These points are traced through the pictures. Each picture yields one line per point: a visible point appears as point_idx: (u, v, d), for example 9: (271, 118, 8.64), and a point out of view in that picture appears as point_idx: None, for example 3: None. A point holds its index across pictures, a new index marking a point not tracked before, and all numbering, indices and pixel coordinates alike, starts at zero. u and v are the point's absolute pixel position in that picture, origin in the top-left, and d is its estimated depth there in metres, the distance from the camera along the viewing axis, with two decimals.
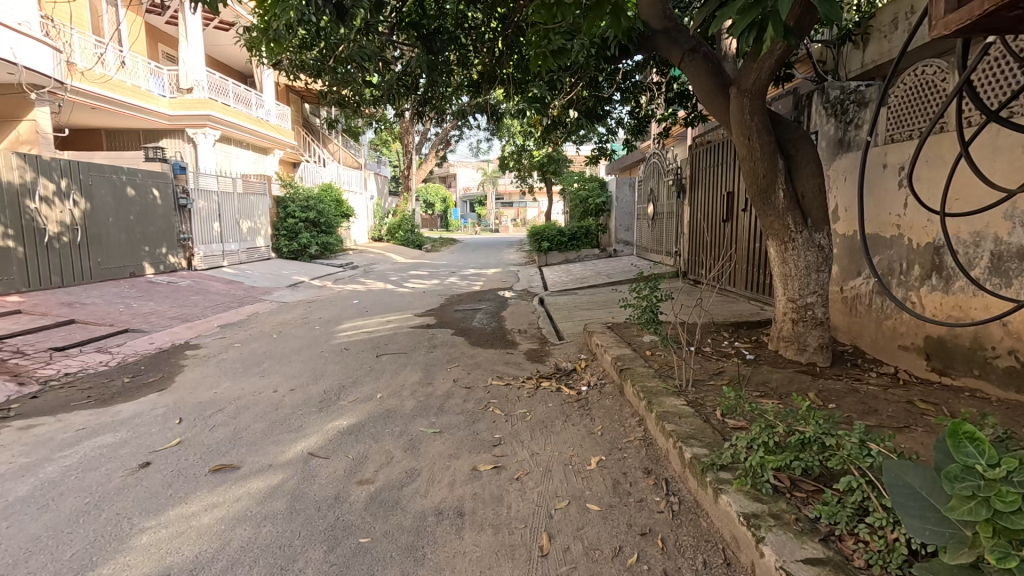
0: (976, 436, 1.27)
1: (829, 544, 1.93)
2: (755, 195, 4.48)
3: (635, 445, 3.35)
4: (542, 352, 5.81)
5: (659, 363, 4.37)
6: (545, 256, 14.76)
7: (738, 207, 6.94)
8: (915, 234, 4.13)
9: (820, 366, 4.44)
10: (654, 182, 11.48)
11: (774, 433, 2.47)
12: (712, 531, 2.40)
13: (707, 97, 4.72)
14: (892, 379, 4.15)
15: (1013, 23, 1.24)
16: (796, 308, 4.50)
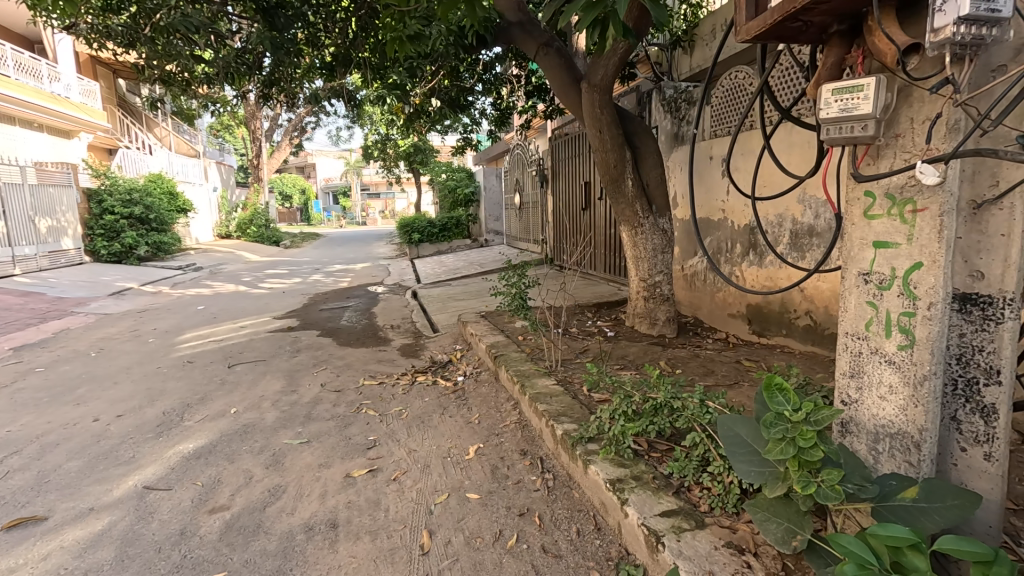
0: (784, 387, 1.42)
1: (681, 496, 2.17)
2: (607, 184, 4.83)
3: (511, 428, 3.44)
4: (416, 346, 5.69)
5: (531, 347, 4.52)
6: (417, 248, 14.47)
7: (595, 196, 7.45)
8: (735, 217, 4.80)
9: (668, 337, 4.96)
10: (519, 172, 11.85)
11: (632, 402, 2.69)
12: (584, 500, 2.55)
13: (562, 91, 4.95)
14: (724, 343, 4.80)
15: (796, 34, 1.44)
16: (647, 287, 4.96)
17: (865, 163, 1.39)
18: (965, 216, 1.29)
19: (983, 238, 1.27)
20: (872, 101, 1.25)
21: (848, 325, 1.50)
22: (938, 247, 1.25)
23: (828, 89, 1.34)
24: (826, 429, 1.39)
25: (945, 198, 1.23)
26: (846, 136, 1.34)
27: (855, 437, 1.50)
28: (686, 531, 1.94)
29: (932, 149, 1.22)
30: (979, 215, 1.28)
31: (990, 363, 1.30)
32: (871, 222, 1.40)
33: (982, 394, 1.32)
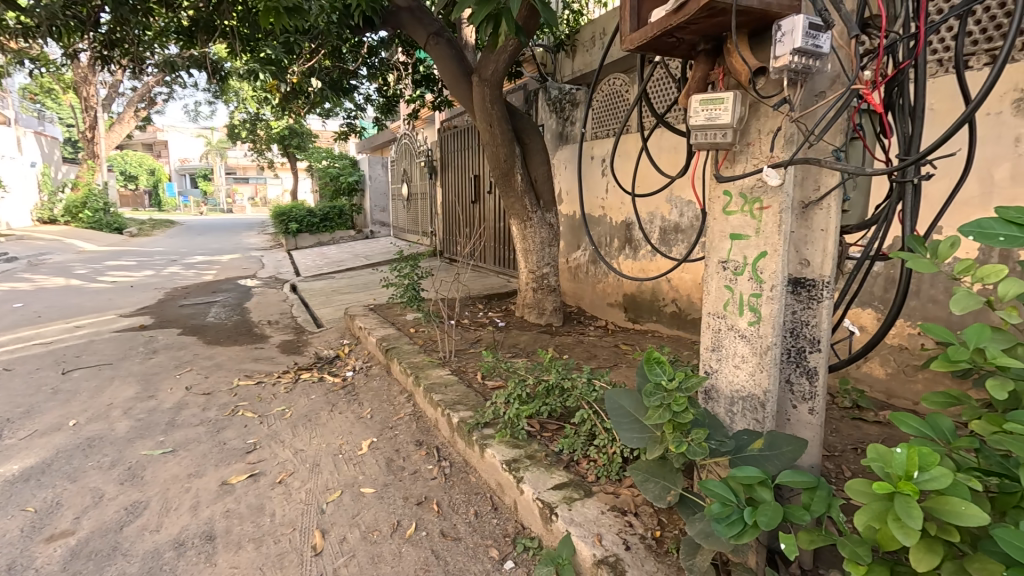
0: (661, 360, 1.60)
1: (570, 469, 2.34)
2: (498, 177, 4.96)
3: (405, 420, 3.40)
4: (298, 342, 5.34)
5: (424, 339, 4.48)
6: (294, 239, 13.47)
7: (484, 190, 7.57)
8: (614, 214, 5.21)
9: (555, 326, 5.23)
10: (406, 163, 11.58)
11: (525, 385, 2.82)
12: (480, 483, 2.62)
13: (453, 83, 4.95)
14: (604, 330, 5.20)
15: (669, 48, 1.60)
16: (535, 278, 5.17)
17: (724, 166, 1.61)
18: (797, 213, 1.57)
19: (809, 232, 1.56)
20: (730, 113, 1.46)
21: (711, 307, 1.74)
22: (778, 238, 1.50)
23: (696, 100, 1.53)
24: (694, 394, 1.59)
25: (783, 198, 1.48)
26: (709, 141, 1.54)
27: (716, 402, 1.75)
28: (577, 500, 2.10)
29: (774, 157, 1.46)
30: (807, 213, 1.56)
31: (814, 334, 1.59)
32: (729, 217, 1.63)
33: (807, 360, 1.62)
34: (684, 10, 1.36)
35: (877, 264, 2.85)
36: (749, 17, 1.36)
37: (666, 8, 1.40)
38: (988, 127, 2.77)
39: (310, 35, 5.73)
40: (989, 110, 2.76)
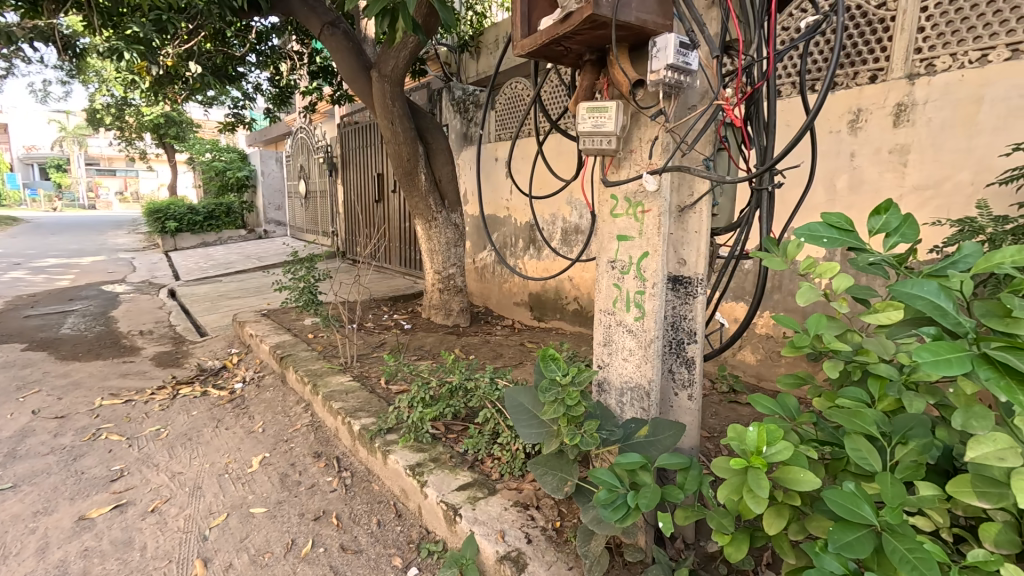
0: (555, 356, 1.63)
1: (475, 469, 2.35)
2: (401, 176, 4.84)
3: (302, 432, 3.20)
4: (177, 354, 4.81)
5: (323, 345, 4.25)
6: (173, 239, 12.12)
7: (388, 189, 7.35)
8: (518, 215, 5.31)
9: (462, 326, 5.22)
10: (303, 158, 10.92)
11: (429, 387, 2.78)
12: (383, 490, 2.54)
13: (350, 77, 4.75)
14: (511, 329, 5.29)
15: (558, 56, 1.65)
16: (441, 279, 5.12)
17: (610, 171, 1.71)
18: (675, 216, 1.71)
19: (685, 233, 1.70)
20: (614, 121, 1.55)
21: (602, 304, 1.84)
22: (657, 238, 1.62)
23: (583, 107, 1.61)
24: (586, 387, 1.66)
25: (661, 202, 1.60)
26: (596, 147, 1.63)
27: (608, 394, 1.85)
28: (480, 499, 2.12)
29: (652, 164, 1.58)
30: (683, 216, 1.70)
31: (691, 326, 1.74)
32: (615, 220, 1.74)
33: (686, 350, 1.76)
34: (569, 20, 1.41)
35: (746, 262, 3.19)
36: (628, 32, 1.45)
37: (554, 17, 1.44)
38: (830, 143, 3.21)
39: (186, 14, 5.19)
40: (831, 128, 3.20)
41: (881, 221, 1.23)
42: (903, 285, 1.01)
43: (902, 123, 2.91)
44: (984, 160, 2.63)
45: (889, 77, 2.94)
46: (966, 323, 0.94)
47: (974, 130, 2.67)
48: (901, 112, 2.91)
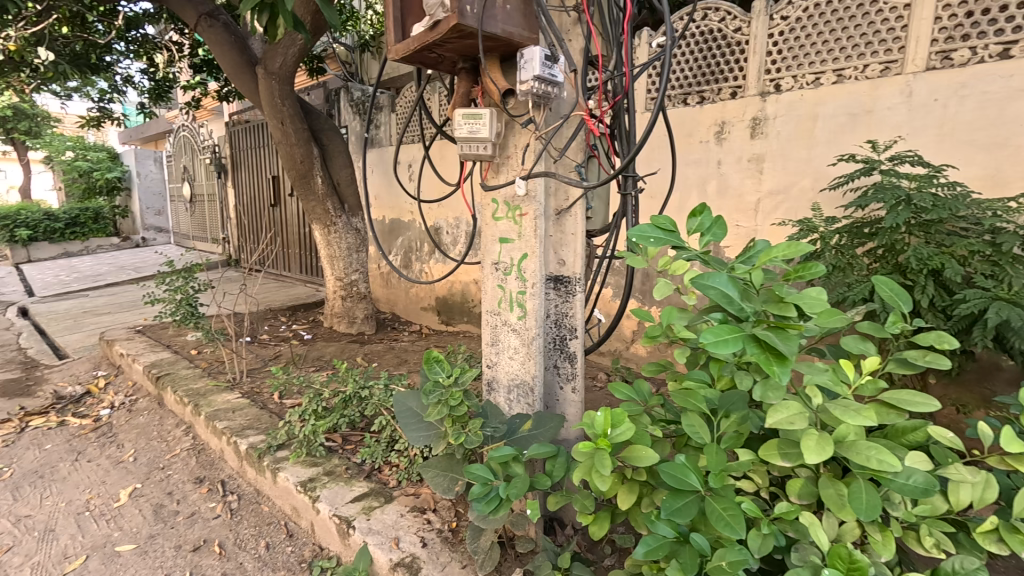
0: (439, 358, 1.64)
1: (372, 479, 2.30)
2: (295, 179, 4.61)
3: (182, 457, 2.93)
4: (28, 380, 4.19)
5: (208, 362, 3.91)
6: (25, 249, 10.53)
7: (284, 192, 6.95)
8: (421, 219, 5.26)
9: (367, 334, 5.06)
10: (187, 158, 10.00)
11: (322, 399, 2.67)
12: (273, 511, 2.40)
13: (233, 72, 4.44)
14: (418, 334, 5.23)
15: (434, 62, 1.67)
16: (343, 286, 4.93)
17: (490, 176, 1.76)
18: (553, 219, 1.79)
19: (563, 236, 1.79)
20: (488, 128, 1.60)
21: (488, 305, 1.88)
22: (535, 240, 1.70)
23: (459, 114, 1.64)
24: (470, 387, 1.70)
25: (537, 206, 1.68)
26: (473, 153, 1.67)
27: (497, 392, 1.90)
28: (375, 508, 2.08)
29: (526, 169, 1.65)
30: (560, 219, 1.79)
31: (572, 323, 1.84)
32: (497, 223, 1.79)
33: (568, 346, 1.86)
34: (437, 29, 1.44)
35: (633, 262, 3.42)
36: (496, 43, 1.51)
37: (423, 24, 1.46)
38: (701, 151, 3.55)
39: None
40: (701, 138, 3.53)
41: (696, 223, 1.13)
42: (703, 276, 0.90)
43: (757, 134, 3.28)
44: (820, 168, 3.05)
45: (745, 94, 3.31)
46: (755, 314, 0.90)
47: (812, 142, 3.08)
48: (756, 125, 3.28)
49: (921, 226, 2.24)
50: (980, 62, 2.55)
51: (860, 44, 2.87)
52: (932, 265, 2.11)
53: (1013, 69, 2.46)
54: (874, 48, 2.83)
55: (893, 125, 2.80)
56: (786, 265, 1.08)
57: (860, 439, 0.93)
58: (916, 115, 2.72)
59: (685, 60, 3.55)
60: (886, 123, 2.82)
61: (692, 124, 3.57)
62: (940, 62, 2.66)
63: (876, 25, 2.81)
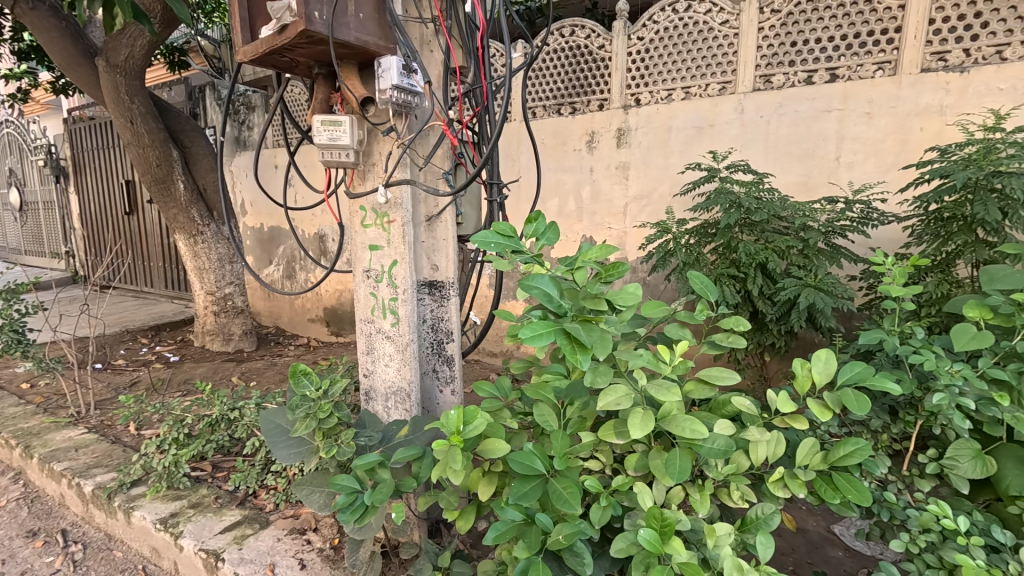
0: (306, 371, 1.58)
1: (246, 505, 2.15)
2: (150, 185, 4.15)
3: (9, 510, 2.51)
4: None
5: (44, 396, 3.38)
6: None
7: (140, 199, 6.20)
8: (303, 226, 4.99)
9: (246, 351, 4.69)
10: (12, 160, 8.52)
11: (184, 426, 2.44)
12: (129, 556, 2.15)
13: (66, 63, 3.88)
14: (305, 348, 4.96)
15: (289, 65, 1.62)
16: (215, 300, 4.52)
17: (356, 184, 1.75)
18: (423, 225, 1.82)
19: (435, 241, 1.83)
20: (348, 135, 1.58)
21: (362, 313, 1.87)
22: (403, 247, 1.72)
23: (318, 120, 1.61)
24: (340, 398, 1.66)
25: (404, 212, 1.70)
26: (335, 160, 1.65)
27: (375, 401, 1.89)
28: (249, 536, 1.95)
29: (391, 176, 1.66)
30: (432, 225, 1.82)
31: (448, 327, 1.88)
32: (366, 229, 1.77)
33: (446, 349, 1.90)
34: (285, 32, 1.39)
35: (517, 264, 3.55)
36: (351, 50, 1.50)
37: (271, 28, 1.41)
38: (576, 159, 3.80)
39: None
40: (574, 147, 3.79)
41: (532, 227, 1.08)
42: (524, 277, 0.89)
43: (623, 144, 3.59)
44: (675, 175, 3.40)
45: (611, 106, 3.59)
46: (572, 311, 0.90)
47: (668, 152, 3.42)
48: (621, 135, 3.58)
49: (750, 226, 2.60)
50: (792, 85, 3.01)
51: (702, 66, 3.26)
52: (758, 259, 2.47)
53: (815, 93, 2.94)
54: (712, 70, 3.22)
55: (729, 138, 3.21)
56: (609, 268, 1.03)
57: (679, 413, 1.06)
58: (747, 129, 3.15)
59: (557, 73, 3.76)
60: (724, 136, 3.23)
61: (566, 133, 3.80)
62: (763, 84, 3.09)
63: (713, 49, 3.20)
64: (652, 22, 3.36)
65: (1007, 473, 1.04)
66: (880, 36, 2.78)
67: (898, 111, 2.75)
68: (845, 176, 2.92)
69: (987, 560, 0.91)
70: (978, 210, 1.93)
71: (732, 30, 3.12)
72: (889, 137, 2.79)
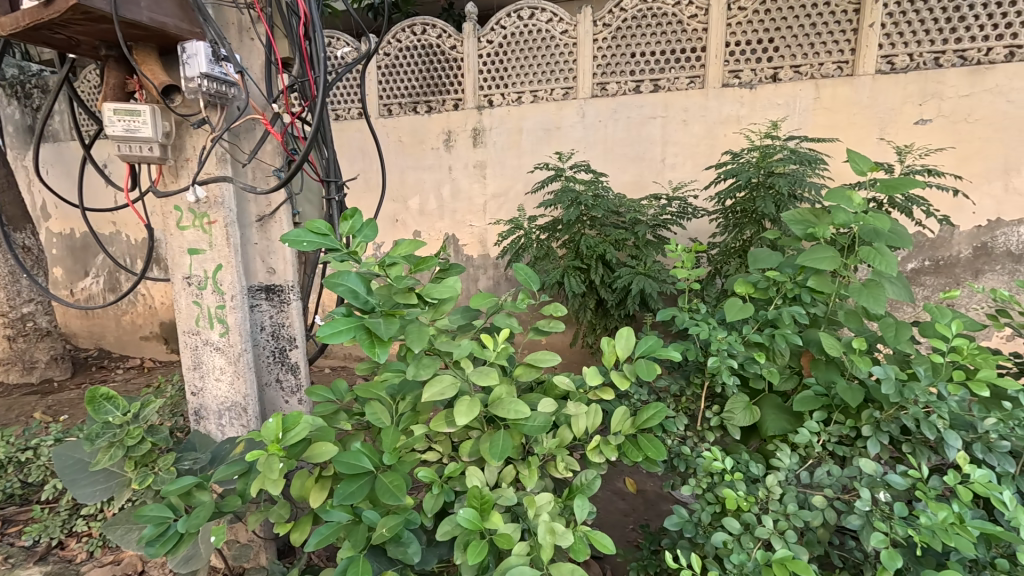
0: (110, 395, 1.38)
1: (49, 560, 1.83)
2: None
3: None
4: None
5: None
6: None
7: None
8: (128, 231, 4.34)
9: (57, 380, 3.95)
10: None
11: None
12: None
13: None
14: (138, 370, 4.33)
15: (67, 43, 1.40)
16: (9, 322, 3.68)
17: (166, 182, 1.58)
18: (255, 226, 1.70)
19: (270, 243, 1.72)
20: (150, 127, 1.42)
21: (184, 324, 1.69)
22: (228, 250, 1.58)
23: (110, 108, 1.42)
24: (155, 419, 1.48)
25: (227, 213, 1.56)
26: (135, 154, 1.46)
27: (206, 419, 1.72)
28: None
29: (208, 173, 1.53)
30: (264, 226, 1.71)
31: (290, 333, 1.78)
32: (183, 232, 1.60)
33: (289, 357, 1.80)
34: (54, 5, 1.20)
35: None
36: (145, 32, 1.34)
37: None
38: (434, 157, 3.81)
39: None
40: (432, 145, 3.80)
41: (348, 224, 1.09)
42: (330, 273, 0.89)
43: (478, 144, 3.68)
44: (527, 174, 3.58)
45: (465, 106, 3.66)
46: (379, 306, 0.92)
47: (519, 152, 3.59)
48: (476, 134, 3.67)
49: (592, 221, 2.84)
50: (623, 94, 3.32)
51: (547, 72, 3.46)
52: (597, 251, 2.73)
53: (642, 101, 3.29)
54: (556, 75, 3.44)
55: (573, 140, 3.47)
56: (424, 266, 1.05)
57: (505, 397, 1.12)
58: (588, 132, 3.42)
59: (411, 70, 3.73)
60: (569, 138, 3.48)
61: (423, 132, 3.79)
62: (600, 91, 3.37)
63: (556, 57, 3.41)
64: (500, 26, 3.47)
65: (767, 418, 1.26)
66: (691, 54, 3.18)
67: (707, 119, 3.19)
68: (668, 176, 3.32)
69: (747, 490, 1.10)
70: (760, 205, 2.33)
71: (571, 39, 3.35)
72: (700, 142, 3.22)
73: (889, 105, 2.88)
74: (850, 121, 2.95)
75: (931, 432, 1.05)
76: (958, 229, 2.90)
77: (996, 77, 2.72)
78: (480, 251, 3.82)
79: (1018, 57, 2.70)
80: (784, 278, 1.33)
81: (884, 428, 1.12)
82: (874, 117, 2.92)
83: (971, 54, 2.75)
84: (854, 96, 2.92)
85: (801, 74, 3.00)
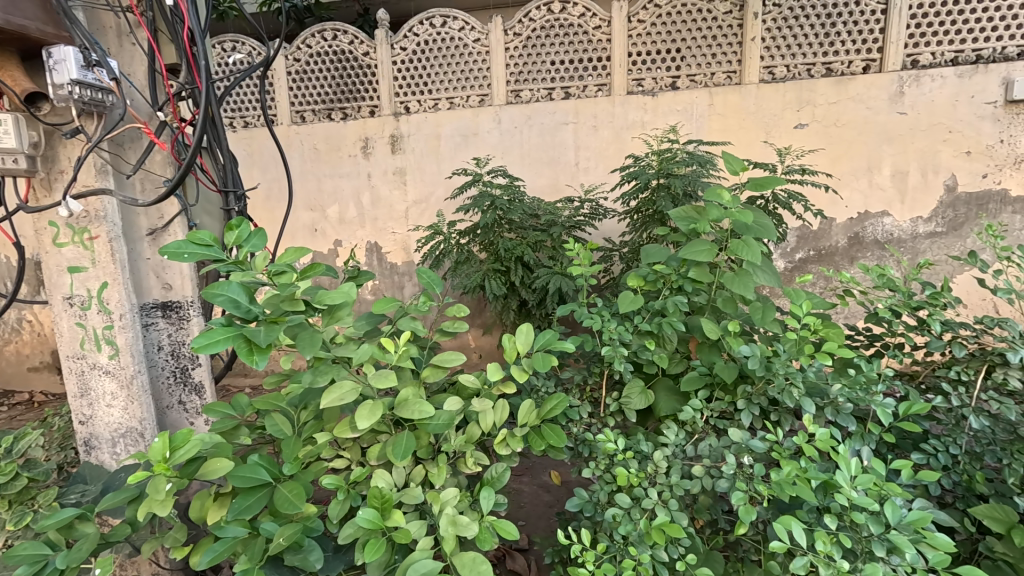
0: None
1: None
2: None
3: None
4: None
5: None
6: None
7: None
8: (8, 252, 3.91)
9: None
10: None
11: None
12: None
13: None
14: (26, 406, 3.89)
15: None
16: None
17: (38, 196, 1.46)
18: (146, 240, 1.62)
19: (164, 258, 1.64)
20: (13, 137, 1.31)
21: (67, 349, 1.56)
22: (113, 266, 1.49)
23: None
24: (35, 453, 1.37)
25: (110, 227, 1.48)
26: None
27: (98, 449, 1.61)
28: None
29: (87, 184, 1.44)
30: (156, 239, 1.63)
31: (191, 351, 1.70)
32: (60, 249, 1.49)
33: (192, 377, 1.72)
34: None
35: None
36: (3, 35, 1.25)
37: None
38: (352, 165, 3.75)
39: None
40: (349, 152, 3.73)
41: (234, 235, 1.07)
42: (209, 284, 0.87)
43: (397, 150, 3.66)
44: (447, 180, 3.61)
45: (381, 114, 3.63)
46: (263, 314, 0.93)
47: (439, 158, 3.62)
48: (394, 141, 3.65)
49: (509, 224, 2.92)
50: (537, 100, 3.44)
51: (462, 79, 3.50)
52: (515, 253, 2.80)
53: (556, 108, 3.42)
54: (471, 82, 3.50)
55: (490, 145, 3.55)
56: (317, 274, 1.05)
57: (408, 399, 1.13)
58: (505, 138, 3.51)
59: (323, 77, 3.65)
60: (487, 143, 3.55)
61: (339, 139, 3.72)
62: (514, 98, 3.47)
63: (469, 64, 3.47)
64: (413, 34, 3.48)
65: (661, 400, 1.37)
66: (598, 62, 3.35)
67: (614, 125, 3.37)
68: (582, 178, 3.47)
69: (639, 467, 1.19)
70: (660, 203, 2.50)
71: (484, 47, 3.42)
72: (610, 146, 3.39)
73: (771, 111, 3.19)
74: (740, 126, 3.23)
75: (791, 401, 1.19)
76: (834, 222, 3.26)
77: (857, 87, 3.09)
78: (404, 258, 3.80)
79: (874, 69, 3.08)
80: (670, 271, 1.45)
81: (755, 400, 1.25)
82: (760, 122, 3.21)
83: (836, 67, 3.10)
84: (742, 104, 3.21)
85: (696, 83, 3.25)
